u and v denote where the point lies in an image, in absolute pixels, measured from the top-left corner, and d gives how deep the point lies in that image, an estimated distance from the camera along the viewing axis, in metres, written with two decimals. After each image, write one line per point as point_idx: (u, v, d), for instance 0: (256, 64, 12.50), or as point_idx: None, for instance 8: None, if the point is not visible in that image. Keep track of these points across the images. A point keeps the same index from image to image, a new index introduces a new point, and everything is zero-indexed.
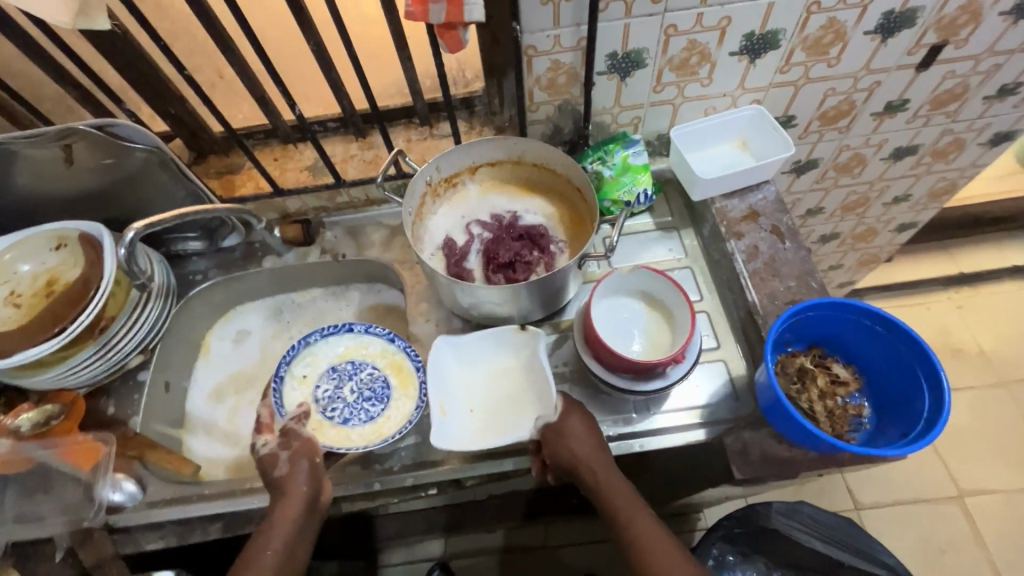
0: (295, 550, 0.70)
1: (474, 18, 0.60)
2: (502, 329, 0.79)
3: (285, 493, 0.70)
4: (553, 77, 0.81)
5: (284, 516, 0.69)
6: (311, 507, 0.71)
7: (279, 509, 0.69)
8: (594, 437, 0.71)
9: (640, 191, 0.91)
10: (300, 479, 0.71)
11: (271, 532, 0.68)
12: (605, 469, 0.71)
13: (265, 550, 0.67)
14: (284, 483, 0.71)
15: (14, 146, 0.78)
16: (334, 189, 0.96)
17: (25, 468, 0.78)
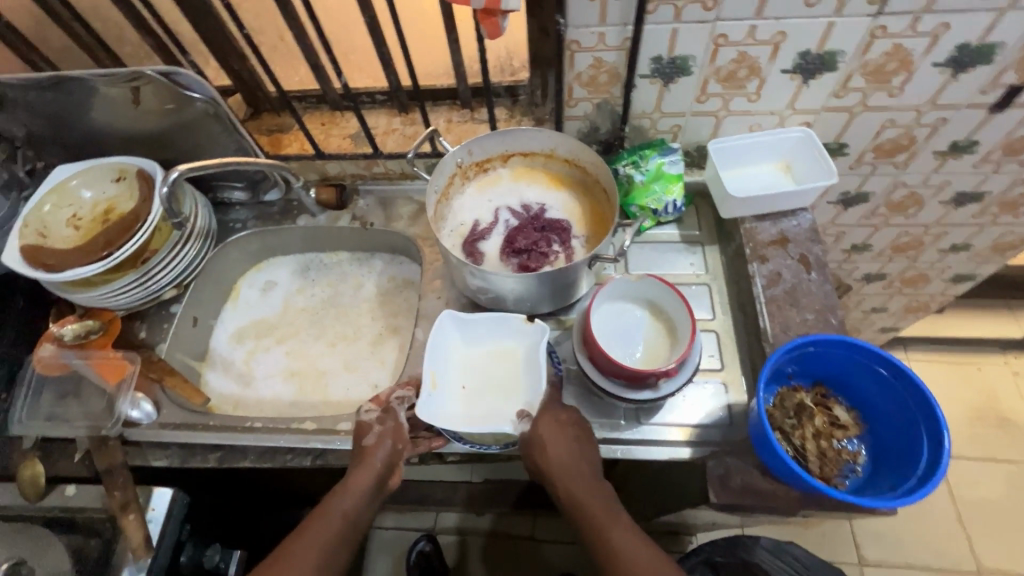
0: (359, 518, 0.73)
1: (512, 8, 0.61)
2: (509, 315, 0.81)
3: (364, 463, 0.74)
4: (595, 74, 0.81)
5: (358, 483, 0.73)
6: (382, 480, 0.75)
7: (355, 476, 0.73)
8: (572, 438, 0.73)
9: (670, 200, 0.90)
10: (386, 454, 0.75)
11: (346, 495, 0.72)
12: (579, 474, 0.72)
13: (340, 507, 0.71)
14: (367, 454, 0.75)
15: (90, 82, 0.85)
16: (372, 159, 0.99)
17: (62, 372, 0.86)
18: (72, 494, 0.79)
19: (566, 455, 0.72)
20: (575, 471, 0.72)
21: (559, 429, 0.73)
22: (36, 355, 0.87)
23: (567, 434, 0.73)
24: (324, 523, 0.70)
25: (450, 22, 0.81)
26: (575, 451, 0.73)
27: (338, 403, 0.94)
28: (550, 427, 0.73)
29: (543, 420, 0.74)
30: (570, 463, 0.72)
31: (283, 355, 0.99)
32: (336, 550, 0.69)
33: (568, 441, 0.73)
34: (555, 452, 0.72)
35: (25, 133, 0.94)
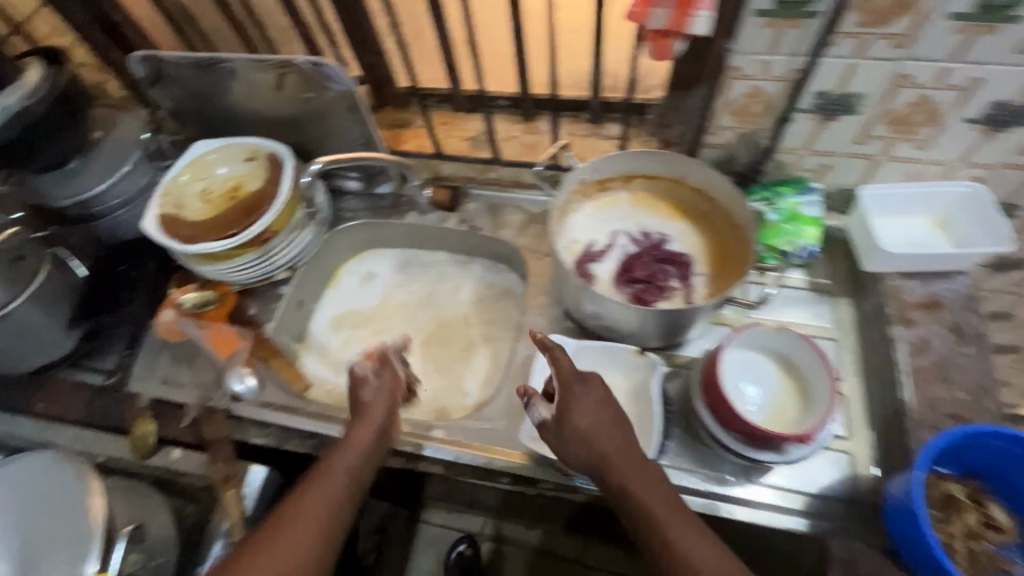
0: (365, 477, 0.68)
1: (697, 32, 0.56)
2: (619, 346, 0.78)
3: (363, 418, 0.72)
4: (747, 104, 0.75)
5: (359, 438, 0.69)
6: (383, 439, 0.72)
7: (354, 430, 0.70)
8: (609, 426, 0.66)
9: (804, 244, 0.84)
10: (385, 407, 0.74)
11: (348, 453, 0.68)
12: (628, 458, 0.63)
13: (340, 462, 0.66)
14: (365, 408, 0.73)
15: (239, 64, 0.88)
16: (489, 163, 1.00)
17: (180, 338, 0.91)
18: (178, 458, 0.81)
19: (611, 441, 0.64)
20: (621, 459, 0.63)
21: (593, 413, 0.66)
22: (158, 318, 0.91)
23: (603, 418, 0.66)
24: (329, 476, 0.65)
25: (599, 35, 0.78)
26: (620, 439, 0.65)
27: (427, 406, 0.93)
28: (587, 415, 0.66)
29: (568, 407, 0.67)
30: (616, 451, 0.64)
31: (378, 348, 1.00)
32: (342, 507, 0.64)
33: (606, 429, 0.66)
34: (600, 441, 0.64)
35: (171, 104, 0.99)
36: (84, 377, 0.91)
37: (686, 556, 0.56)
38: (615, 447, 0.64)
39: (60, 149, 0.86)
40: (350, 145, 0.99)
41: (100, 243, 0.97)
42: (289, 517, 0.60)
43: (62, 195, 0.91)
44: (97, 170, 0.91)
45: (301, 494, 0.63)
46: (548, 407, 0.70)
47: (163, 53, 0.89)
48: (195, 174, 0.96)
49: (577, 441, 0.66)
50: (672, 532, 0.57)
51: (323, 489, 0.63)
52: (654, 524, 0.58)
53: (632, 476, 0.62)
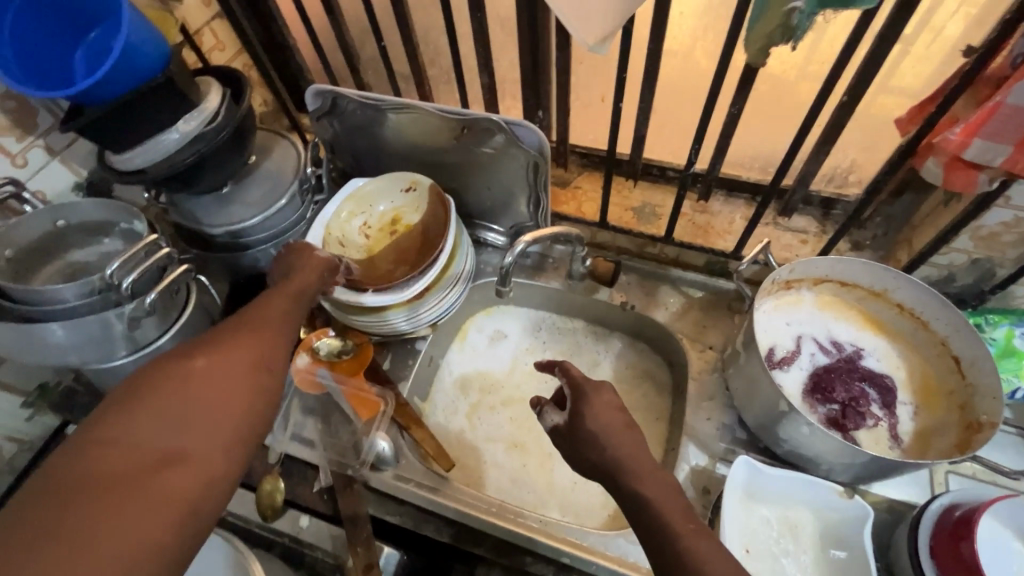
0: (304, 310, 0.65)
1: None
2: (823, 483, 0.68)
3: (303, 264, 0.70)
4: (999, 232, 0.67)
5: (304, 279, 0.68)
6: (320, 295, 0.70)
7: (302, 274, 0.69)
8: (629, 431, 0.58)
9: (1019, 385, 0.75)
10: (321, 262, 0.72)
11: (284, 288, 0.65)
12: (638, 464, 0.55)
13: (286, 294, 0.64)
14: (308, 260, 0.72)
15: (422, 111, 0.83)
16: (655, 240, 0.93)
17: (316, 391, 0.84)
18: (305, 526, 0.76)
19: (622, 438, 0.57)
20: (634, 463, 0.55)
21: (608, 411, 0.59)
22: (293, 365, 0.85)
23: (615, 423, 0.58)
24: (278, 299, 0.62)
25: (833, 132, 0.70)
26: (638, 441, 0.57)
27: (562, 496, 0.85)
28: (601, 416, 0.58)
29: (575, 419, 0.60)
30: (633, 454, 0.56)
31: (507, 419, 0.93)
32: (294, 324, 0.61)
33: (619, 434, 0.57)
34: (608, 447, 0.56)
35: (329, 136, 0.94)
36: None
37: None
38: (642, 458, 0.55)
39: (220, 176, 0.83)
40: (511, 195, 0.92)
41: (236, 271, 0.92)
42: (246, 322, 0.57)
43: (215, 222, 0.86)
44: (253, 199, 0.87)
45: (255, 310, 0.60)
46: (561, 414, 0.63)
47: (341, 89, 0.84)
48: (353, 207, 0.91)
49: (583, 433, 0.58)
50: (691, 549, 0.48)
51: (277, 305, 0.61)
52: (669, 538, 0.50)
53: (648, 480, 0.53)
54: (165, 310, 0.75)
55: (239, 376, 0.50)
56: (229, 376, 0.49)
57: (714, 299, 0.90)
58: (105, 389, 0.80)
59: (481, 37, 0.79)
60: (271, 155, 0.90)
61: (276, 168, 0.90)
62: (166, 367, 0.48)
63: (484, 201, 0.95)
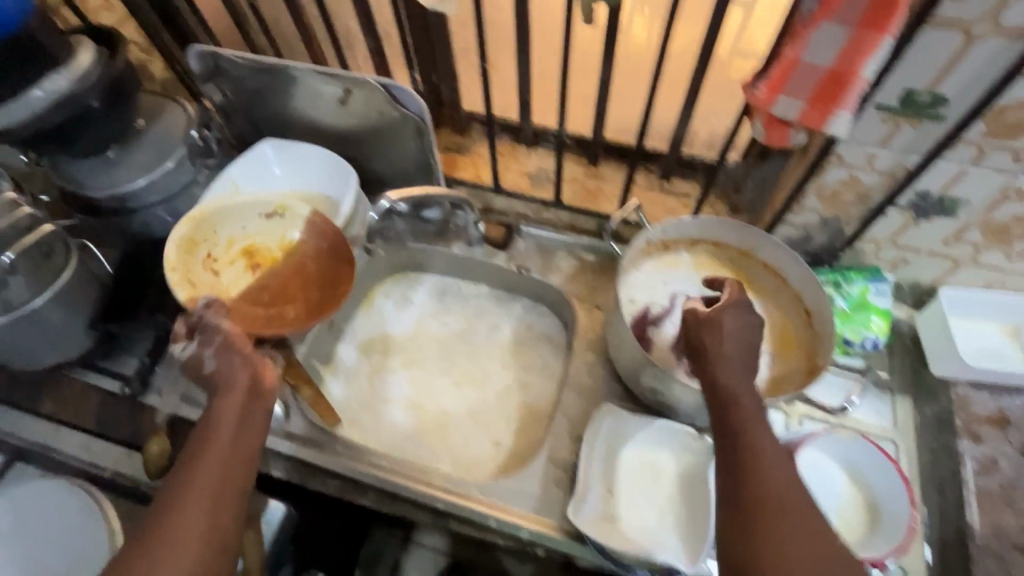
0: (247, 448, 0.60)
1: (836, 132, 0.51)
2: (674, 426, 0.74)
3: (227, 386, 0.61)
4: (840, 191, 0.72)
5: (227, 419, 0.60)
6: (255, 416, 0.62)
7: (219, 405, 0.60)
8: (743, 359, 0.61)
9: (869, 335, 0.80)
10: (245, 370, 0.63)
11: (212, 434, 0.58)
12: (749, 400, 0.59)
13: (210, 448, 0.58)
14: (223, 376, 0.62)
15: (304, 74, 0.82)
16: (547, 206, 0.96)
17: None
18: None
19: (732, 346, 0.61)
20: (749, 402, 0.59)
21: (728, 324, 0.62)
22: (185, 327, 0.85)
23: (741, 348, 0.61)
24: (207, 448, 0.58)
25: (694, 96, 0.74)
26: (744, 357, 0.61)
27: (455, 451, 0.89)
28: (736, 333, 0.62)
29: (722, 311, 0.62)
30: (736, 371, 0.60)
31: (407, 382, 0.95)
32: (233, 475, 0.57)
33: (739, 359, 0.61)
34: (728, 371, 0.60)
35: (220, 99, 0.92)
36: (96, 381, 0.85)
37: (774, 510, 0.54)
38: (738, 377, 0.60)
39: (101, 136, 0.82)
40: (405, 161, 0.92)
41: (128, 237, 0.91)
42: (174, 495, 0.55)
43: (97, 185, 0.85)
44: (138, 163, 0.86)
45: (188, 466, 0.57)
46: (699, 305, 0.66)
47: (223, 50, 0.83)
48: (199, 234, 0.83)
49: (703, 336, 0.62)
50: (768, 478, 0.56)
51: (210, 466, 0.57)
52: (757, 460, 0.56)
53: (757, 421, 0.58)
54: (36, 269, 0.75)
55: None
56: None
57: (603, 262, 0.94)
58: None
59: None
60: (160, 119, 0.89)
61: (164, 132, 0.89)
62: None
63: (384, 168, 0.96)
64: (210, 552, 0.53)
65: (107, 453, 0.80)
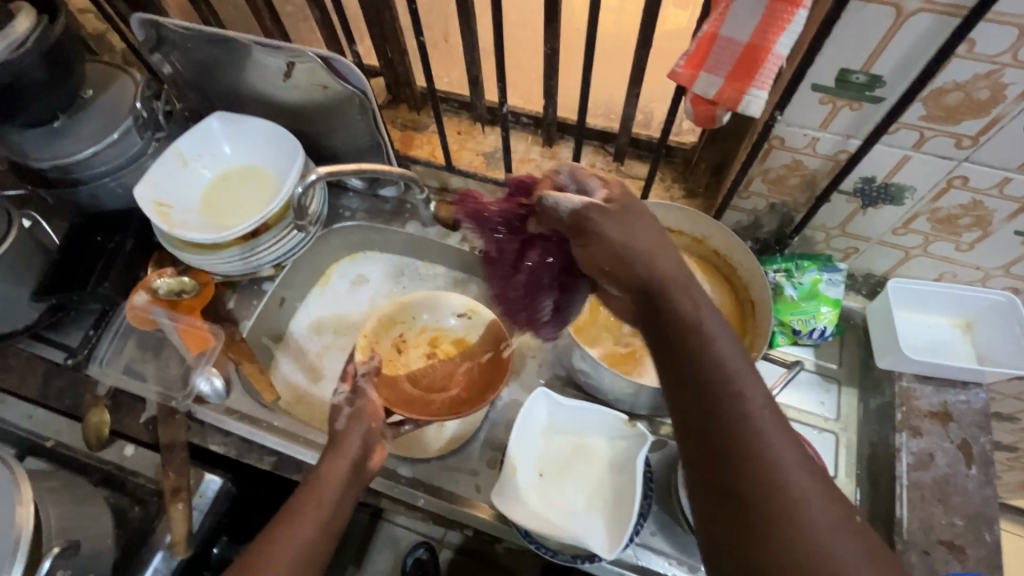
0: (341, 516, 0.62)
1: (749, 112, 0.49)
2: (609, 412, 0.73)
3: (338, 450, 0.66)
4: (784, 175, 0.69)
5: (333, 477, 0.63)
6: (353, 488, 0.64)
7: (327, 465, 0.64)
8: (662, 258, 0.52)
9: (818, 326, 0.79)
10: (356, 443, 0.67)
11: (317, 489, 0.61)
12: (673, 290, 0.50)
13: (311, 504, 0.60)
14: (340, 442, 0.67)
15: (245, 44, 0.80)
16: (501, 186, 0.93)
17: (150, 328, 0.85)
18: (129, 455, 0.78)
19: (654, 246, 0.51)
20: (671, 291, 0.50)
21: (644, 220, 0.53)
22: (129, 302, 0.85)
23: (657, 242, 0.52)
24: (303, 510, 0.59)
25: (638, 73, 0.71)
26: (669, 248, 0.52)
27: None
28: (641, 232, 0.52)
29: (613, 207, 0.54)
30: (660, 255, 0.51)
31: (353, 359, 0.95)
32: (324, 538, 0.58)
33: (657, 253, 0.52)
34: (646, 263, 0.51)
35: (170, 71, 0.91)
36: (44, 352, 0.85)
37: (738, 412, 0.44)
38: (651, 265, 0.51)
39: (43, 108, 0.82)
40: (356, 136, 0.90)
41: (77, 209, 0.91)
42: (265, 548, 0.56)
43: (43, 156, 0.84)
44: (85, 134, 0.85)
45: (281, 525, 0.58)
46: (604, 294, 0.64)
47: (165, 18, 0.81)
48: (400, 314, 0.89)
49: (612, 247, 0.52)
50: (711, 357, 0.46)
51: (303, 527, 0.58)
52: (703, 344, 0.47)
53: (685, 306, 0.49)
54: None
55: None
56: None
57: None
58: None
59: None
60: (109, 89, 0.89)
61: (113, 103, 0.87)
62: None
63: (336, 144, 0.94)
64: None
65: (47, 423, 0.81)
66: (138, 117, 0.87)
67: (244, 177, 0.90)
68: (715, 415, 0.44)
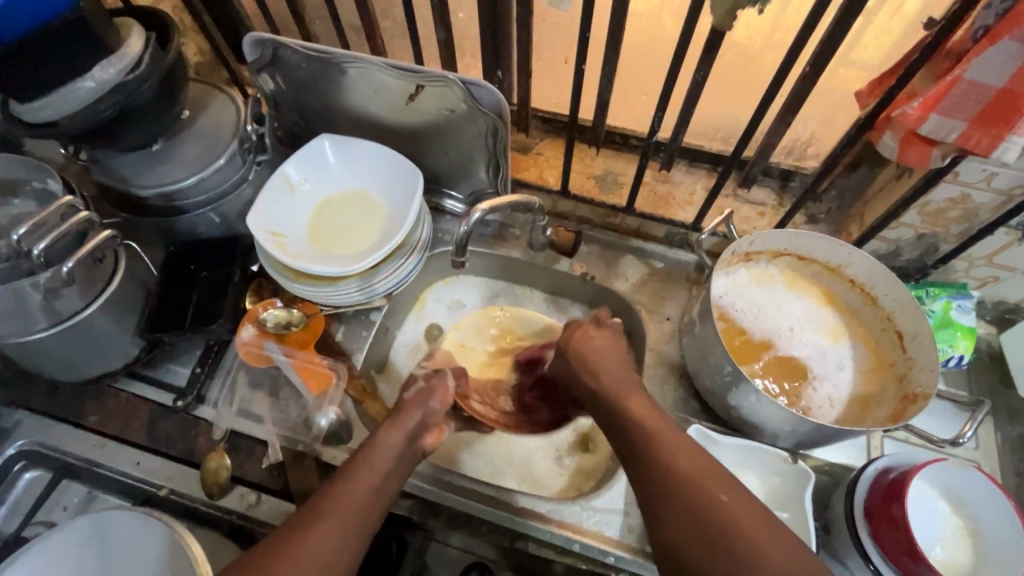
0: (396, 474, 0.65)
1: (1003, 159, 0.49)
2: (768, 449, 0.71)
3: (397, 422, 0.69)
4: (945, 208, 0.69)
5: (387, 443, 0.66)
6: (406, 458, 0.67)
7: (383, 432, 0.67)
8: (607, 349, 0.73)
9: (954, 354, 0.78)
10: (410, 418, 0.69)
11: (372, 456, 0.64)
12: (612, 371, 0.70)
13: (365, 470, 0.62)
14: (399, 414, 0.70)
15: (369, 66, 0.76)
16: (617, 211, 0.91)
17: (264, 365, 0.79)
18: (254, 503, 0.73)
19: (613, 373, 0.70)
20: (612, 387, 0.69)
21: (595, 338, 0.74)
22: (238, 338, 0.80)
23: (616, 355, 0.73)
24: (368, 457, 0.64)
25: (795, 104, 0.70)
26: (620, 369, 0.71)
27: (521, 469, 0.82)
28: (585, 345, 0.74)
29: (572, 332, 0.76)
30: (604, 375, 0.70)
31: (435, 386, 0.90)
32: (383, 492, 0.62)
33: (614, 359, 0.72)
34: (590, 364, 0.72)
35: (272, 89, 0.85)
36: (144, 392, 0.80)
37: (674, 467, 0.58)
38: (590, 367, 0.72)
39: (149, 131, 0.76)
40: (471, 158, 0.86)
41: (173, 237, 0.85)
42: (333, 493, 0.59)
43: (144, 182, 0.78)
44: (187, 158, 0.80)
45: (343, 476, 0.62)
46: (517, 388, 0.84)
47: (282, 37, 0.76)
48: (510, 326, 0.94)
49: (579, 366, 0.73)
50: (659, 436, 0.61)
51: (367, 477, 0.62)
52: (658, 448, 0.60)
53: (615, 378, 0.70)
54: (88, 278, 0.69)
55: (315, 558, 0.53)
56: (309, 560, 0.53)
57: (677, 272, 0.89)
58: (25, 364, 0.73)
59: None
60: (208, 110, 0.83)
61: (216, 126, 0.82)
62: (274, 544, 0.54)
63: (443, 165, 0.90)
64: (356, 540, 0.57)
65: (158, 470, 0.76)
66: (244, 142, 0.82)
67: (352, 202, 0.85)
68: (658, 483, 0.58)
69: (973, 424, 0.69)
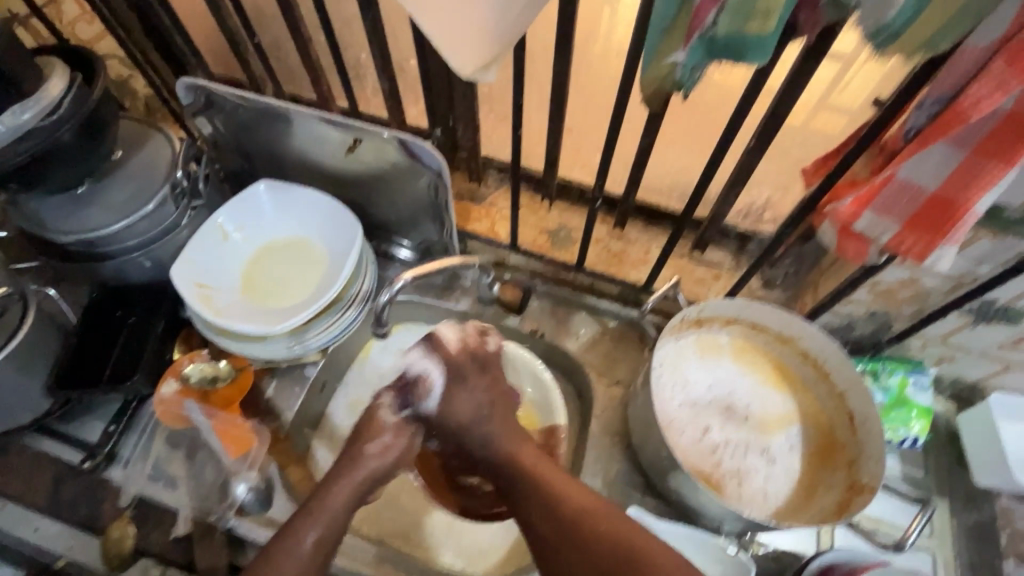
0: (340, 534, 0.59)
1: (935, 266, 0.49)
2: (709, 538, 0.67)
3: (351, 468, 0.62)
4: (895, 289, 0.66)
5: (334, 503, 0.59)
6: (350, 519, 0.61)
7: (336, 490, 0.60)
8: (495, 410, 0.65)
9: (909, 434, 0.74)
10: (367, 467, 0.62)
11: (319, 515, 0.58)
12: (474, 439, 0.64)
13: (306, 534, 0.57)
14: (345, 464, 0.63)
15: (306, 117, 0.73)
16: (568, 267, 0.89)
17: (182, 425, 0.75)
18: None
19: (496, 429, 0.64)
20: (507, 459, 0.62)
21: (463, 407, 0.64)
22: (157, 394, 0.75)
23: (482, 411, 0.64)
24: (304, 522, 0.57)
25: (740, 176, 0.68)
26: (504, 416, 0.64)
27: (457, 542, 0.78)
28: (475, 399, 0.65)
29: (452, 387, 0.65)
30: (492, 437, 0.63)
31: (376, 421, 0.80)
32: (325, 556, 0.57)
33: (483, 417, 0.64)
34: (460, 409, 0.64)
35: (210, 132, 0.82)
36: (54, 450, 0.76)
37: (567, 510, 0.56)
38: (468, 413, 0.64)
39: (73, 175, 0.72)
40: (417, 209, 0.83)
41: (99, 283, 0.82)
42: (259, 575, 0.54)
43: (63, 229, 0.74)
44: (112, 203, 0.75)
45: (274, 551, 0.56)
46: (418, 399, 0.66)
47: (216, 84, 0.73)
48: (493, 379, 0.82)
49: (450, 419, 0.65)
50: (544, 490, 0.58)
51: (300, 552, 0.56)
52: (550, 502, 0.57)
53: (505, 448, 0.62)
54: None
55: None
56: None
57: (629, 333, 0.86)
58: None
59: (380, 46, 0.71)
60: (141, 150, 0.79)
61: (147, 169, 0.78)
62: None
63: (391, 215, 0.86)
64: None
65: (58, 537, 0.71)
66: (177, 186, 0.78)
67: (290, 252, 0.81)
68: (563, 535, 0.56)
69: (921, 521, 0.67)
